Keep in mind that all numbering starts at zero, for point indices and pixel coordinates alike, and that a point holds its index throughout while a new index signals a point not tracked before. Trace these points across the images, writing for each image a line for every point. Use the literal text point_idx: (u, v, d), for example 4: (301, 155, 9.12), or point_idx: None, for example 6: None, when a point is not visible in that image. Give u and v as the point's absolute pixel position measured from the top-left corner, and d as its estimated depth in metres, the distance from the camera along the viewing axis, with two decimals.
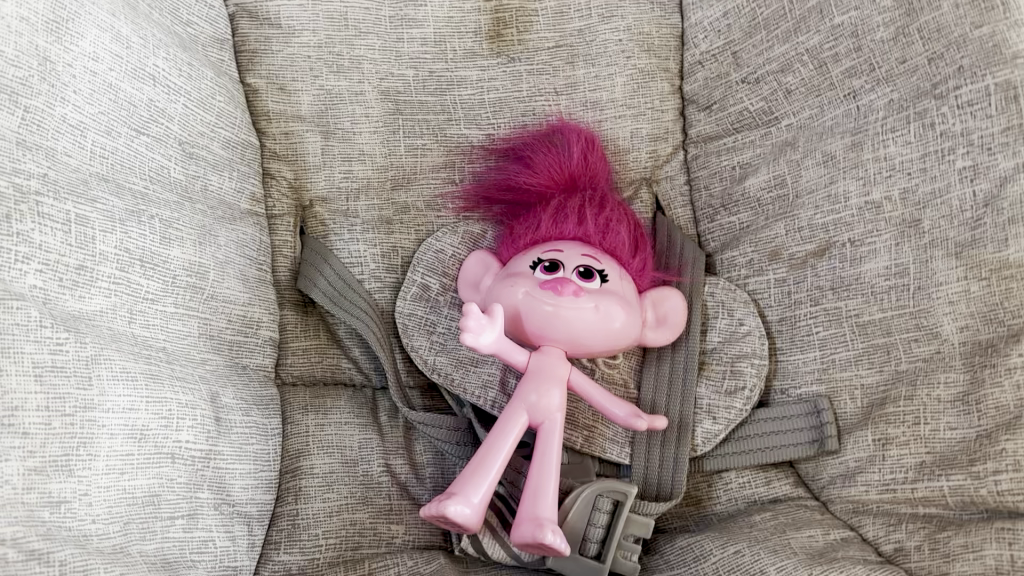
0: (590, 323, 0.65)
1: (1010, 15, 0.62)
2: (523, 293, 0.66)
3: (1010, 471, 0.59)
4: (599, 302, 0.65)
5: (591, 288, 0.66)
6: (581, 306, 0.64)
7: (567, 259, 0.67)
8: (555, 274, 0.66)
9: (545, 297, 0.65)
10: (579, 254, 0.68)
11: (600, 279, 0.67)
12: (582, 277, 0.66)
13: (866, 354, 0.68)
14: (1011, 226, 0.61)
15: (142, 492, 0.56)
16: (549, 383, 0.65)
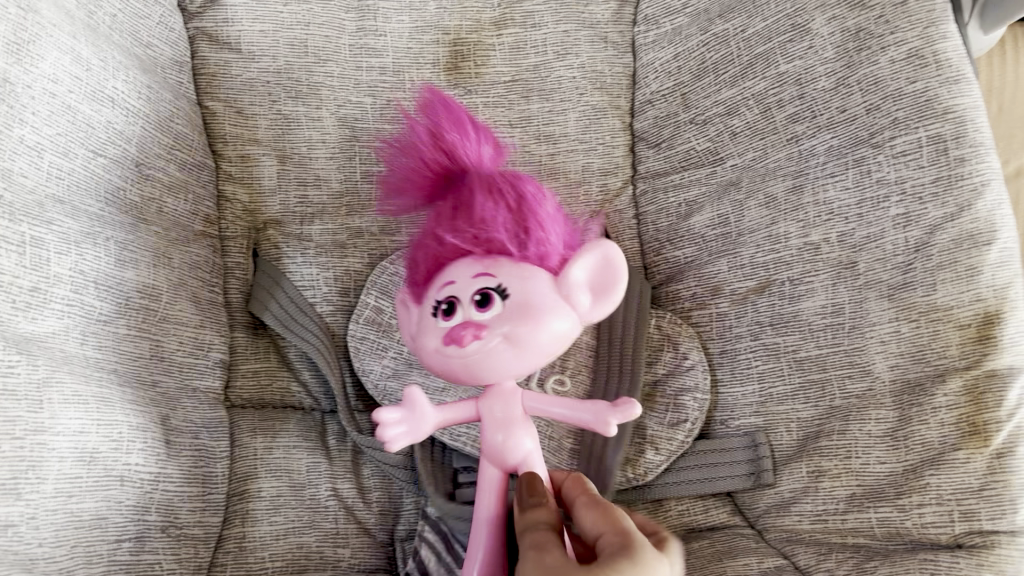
0: (514, 363, 0.54)
1: (941, 72, 0.66)
2: (430, 351, 0.54)
3: (933, 504, 0.62)
4: (512, 331, 0.53)
5: (495, 316, 0.53)
6: (494, 348, 0.53)
7: (460, 291, 0.54)
8: (453, 318, 0.54)
9: (450, 351, 0.53)
10: (472, 276, 0.54)
11: (502, 295, 0.53)
12: (482, 307, 0.53)
13: (803, 389, 0.71)
14: (939, 271, 0.65)
15: (89, 515, 0.55)
16: (508, 428, 0.56)
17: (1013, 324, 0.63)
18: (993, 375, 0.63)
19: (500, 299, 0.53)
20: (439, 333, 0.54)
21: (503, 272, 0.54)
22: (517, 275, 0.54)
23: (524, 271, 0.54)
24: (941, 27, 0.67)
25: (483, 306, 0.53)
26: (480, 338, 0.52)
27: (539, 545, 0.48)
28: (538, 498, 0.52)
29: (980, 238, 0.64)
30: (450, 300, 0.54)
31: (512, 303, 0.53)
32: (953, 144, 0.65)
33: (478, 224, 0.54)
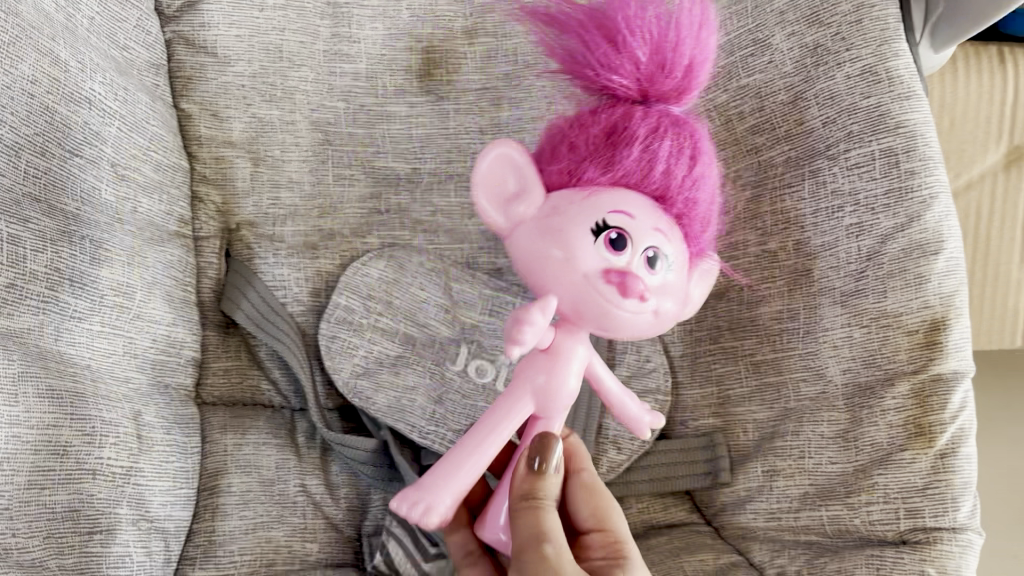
0: (642, 327, 0.52)
1: (894, 89, 0.69)
2: (576, 277, 0.51)
3: (880, 503, 0.65)
4: (660, 306, 0.52)
5: (655, 282, 0.51)
6: (636, 310, 0.51)
7: (639, 235, 0.51)
8: (621, 255, 0.51)
9: (603, 289, 0.50)
10: (653, 227, 0.51)
11: (668, 262, 0.52)
12: (648, 265, 0.51)
13: (759, 391, 0.74)
14: (889, 279, 0.67)
15: (62, 507, 0.57)
16: (559, 363, 0.53)
17: (957, 330, 0.66)
18: (939, 379, 0.66)
19: (664, 267, 0.52)
20: (602, 261, 0.51)
21: (674, 237, 0.53)
22: (678, 252, 0.53)
23: (683, 255, 0.53)
24: (893, 46, 0.70)
25: (628, 247, 0.51)
26: (639, 301, 0.51)
27: (550, 549, 0.50)
28: (545, 480, 0.53)
29: (928, 248, 0.67)
30: (624, 233, 0.51)
31: (667, 281, 0.52)
32: (903, 157, 0.68)
33: (671, 158, 0.52)
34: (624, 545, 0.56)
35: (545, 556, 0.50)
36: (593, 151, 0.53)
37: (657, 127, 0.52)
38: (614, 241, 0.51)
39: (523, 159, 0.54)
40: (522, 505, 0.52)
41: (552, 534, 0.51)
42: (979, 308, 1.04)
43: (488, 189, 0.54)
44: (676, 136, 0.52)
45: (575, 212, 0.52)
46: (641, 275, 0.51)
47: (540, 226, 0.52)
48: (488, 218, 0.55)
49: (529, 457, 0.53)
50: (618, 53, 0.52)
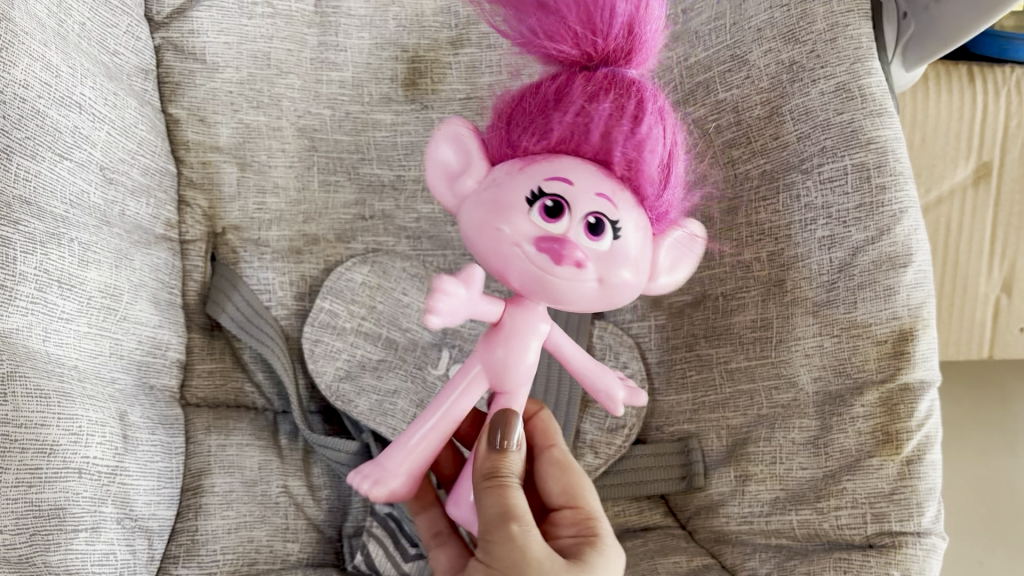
0: (588, 298, 0.51)
1: (866, 106, 0.71)
2: (513, 247, 0.50)
3: (848, 507, 0.67)
4: (607, 276, 0.51)
5: (599, 249, 0.50)
6: (580, 278, 0.50)
7: (578, 201, 0.50)
8: (557, 223, 0.50)
9: (541, 258, 0.50)
10: (594, 193, 0.50)
11: (615, 228, 0.51)
12: (586, 231, 0.50)
13: (733, 398, 0.76)
14: (859, 290, 0.69)
15: (48, 505, 0.57)
16: (515, 338, 0.54)
17: (924, 341, 0.68)
18: (907, 389, 0.68)
19: (612, 234, 0.51)
20: (540, 231, 0.50)
21: (622, 203, 0.51)
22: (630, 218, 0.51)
23: (637, 222, 0.52)
24: (866, 64, 0.72)
25: (565, 215, 0.50)
26: (578, 269, 0.50)
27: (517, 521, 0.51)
28: (508, 458, 0.54)
29: (898, 260, 0.69)
30: (561, 200, 0.50)
31: (613, 245, 0.51)
32: (875, 172, 0.70)
33: (613, 121, 0.50)
34: (594, 521, 0.57)
35: (512, 532, 0.51)
36: (530, 121, 0.52)
37: (592, 94, 0.50)
38: (550, 209, 0.50)
39: (471, 138, 0.54)
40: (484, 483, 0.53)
41: (521, 509, 0.52)
42: (948, 320, 1.07)
43: (437, 167, 0.54)
44: (608, 97, 0.50)
45: (513, 182, 0.51)
46: (582, 244, 0.50)
47: (483, 198, 0.52)
48: (440, 196, 0.55)
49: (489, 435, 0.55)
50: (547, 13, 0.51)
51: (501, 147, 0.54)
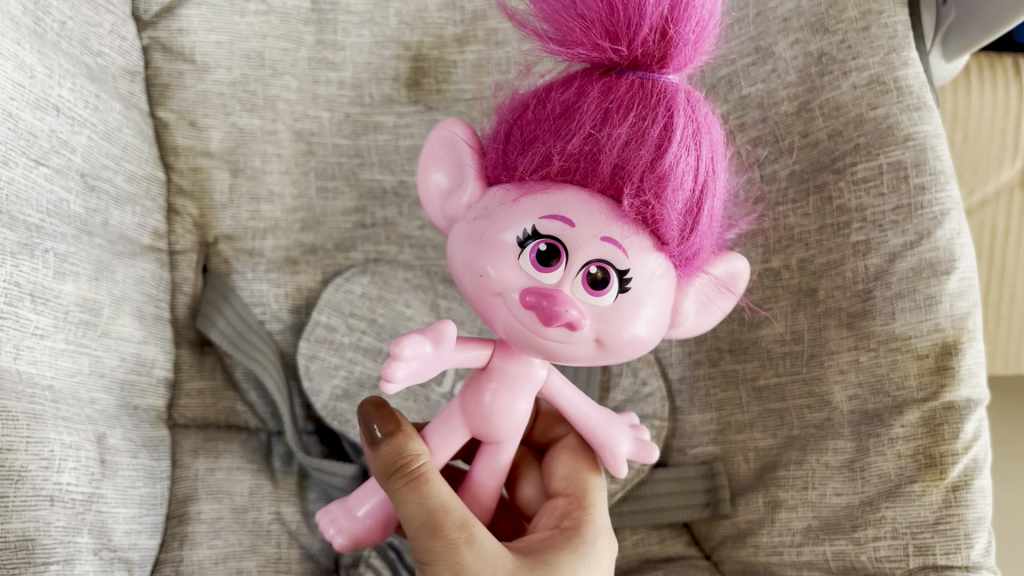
0: (588, 356, 0.45)
1: (903, 99, 0.65)
2: (498, 297, 0.44)
3: (889, 538, 0.61)
4: (604, 335, 0.44)
5: (601, 307, 0.44)
6: (572, 338, 0.44)
7: (577, 249, 0.43)
8: (550, 274, 0.43)
9: (528, 314, 0.44)
10: (600, 237, 0.43)
11: (622, 280, 0.44)
12: (541, 261, 0.43)
13: (761, 418, 0.71)
14: (898, 300, 0.63)
15: (14, 536, 0.52)
16: (509, 390, 0.49)
17: (971, 355, 0.62)
18: (951, 408, 0.62)
19: (618, 288, 0.44)
20: (524, 279, 0.43)
21: (634, 249, 0.44)
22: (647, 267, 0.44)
23: (653, 268, 0.44)
24: (902, 54, 0.66)
25: (562, 264, 0.43)
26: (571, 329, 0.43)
27: (455, 531, 0.47)
28: (406, 441, 0.49)
29: (939, 267, 0.63)
30: (558, 245, 0.43)
31: (627, 295, 0.44)
32: (913, 171, 0.64)
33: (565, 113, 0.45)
34: (584, 513, 0.54)
35: (458, 552, 0.47)
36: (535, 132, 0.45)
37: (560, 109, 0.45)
38: (581, 270, 0.43)
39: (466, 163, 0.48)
40: (390, 480, 0.48)
41: (448, 512, 0.47)
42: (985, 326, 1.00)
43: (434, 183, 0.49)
44: (627, 116, 0.43)
45: (505, 213, 0.45)
46: (579, 299, 0.43)
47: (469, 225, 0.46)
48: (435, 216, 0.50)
49: (368, 430, 0.51)
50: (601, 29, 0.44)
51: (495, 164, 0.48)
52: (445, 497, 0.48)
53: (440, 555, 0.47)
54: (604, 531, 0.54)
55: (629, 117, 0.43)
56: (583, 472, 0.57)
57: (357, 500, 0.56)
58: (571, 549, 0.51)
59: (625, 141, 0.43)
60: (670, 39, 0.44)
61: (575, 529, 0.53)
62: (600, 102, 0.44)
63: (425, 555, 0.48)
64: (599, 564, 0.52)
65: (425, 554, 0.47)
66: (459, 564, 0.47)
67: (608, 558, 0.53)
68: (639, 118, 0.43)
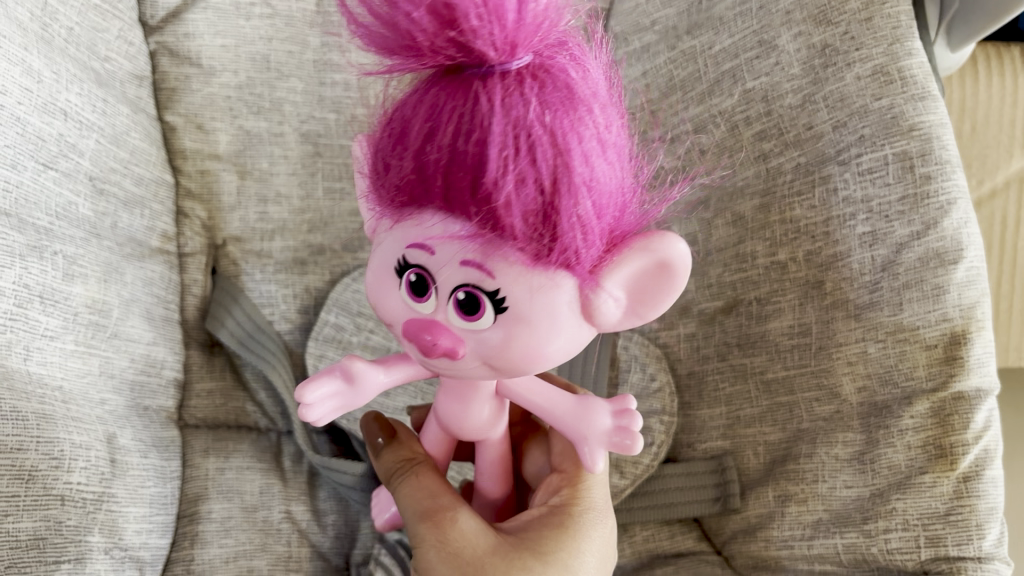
0: (491, 372, 0.42)
1: (907, 90, 0.65)
2: (394, 323, 0.42)
3: (900, 530, 0.60)
4: (490, 358, 0.41)
5: (485, 327, 0.40)
6: (460, 365, 0.41)
7: (438, 278, 0.39)
8: (426, 303, 0.40)
9: (413, 345, 0.42)
10: (456, 263, 0.38)
11: (495, 302, 0.39)
12: (414, 292, 0.40)
13: (770, 412, 0.70)
14: (905, 290, 0.63)
15: (27, 535, 0.52)
16: (471, 399, 0.49)
17: (979, 344, 0.62)
18: (960, 398, 0.61)
19: (493, 308, 0.39)
20: (406, 310, 0.41)
21: (499, 268, 0.38)
22: (518, 285, 0.38)
23: (531, 282, 0.38)
24: (906, 44, 0.66)
25: (432, 295, 0.40)
26: (452, 358, 0.41)
27: (443, 514, 0.48)
28: (403, 449, 0.53)
29: (947, 256, 0.62)
30: (424, 275, 0.40)
31: (506, 317, 0.39)
32: (919, 161, 0.64)
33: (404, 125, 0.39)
34: (572, 489, 0.52)
35: (444, 532, 0.47)
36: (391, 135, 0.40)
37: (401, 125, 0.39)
38: (454, 300, 0.39)
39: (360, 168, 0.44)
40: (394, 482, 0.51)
41: (437, 498, 0.49)
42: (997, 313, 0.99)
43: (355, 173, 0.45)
44: (448, 131, 0.36)
45: (386, 235, 0.41)
46: (455, 325, 0.40)
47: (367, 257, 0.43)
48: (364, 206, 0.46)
49: (376, 445, 0.54)
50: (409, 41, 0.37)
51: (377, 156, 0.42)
52: (440, 492, 0.50)
53: (428, 539, 0.47)
54: (597, 511, 0.52)
55: (450, 128, 0.36)
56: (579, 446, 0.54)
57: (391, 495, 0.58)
58: (559, 524, 0.50)
59: (449, 159, 0.37)
60: (463, 42, 0.36)
61: (563, 505, 0.51)
62: (427, 116, 0.37)
63: (417, 550, 0.48)
64: (592, 538, 0.50)
65: (416, 542, 0.48)
66: (445, 544, 0.47)
67: (602, 536, 0.51)
68: (458, 133, 0.36)
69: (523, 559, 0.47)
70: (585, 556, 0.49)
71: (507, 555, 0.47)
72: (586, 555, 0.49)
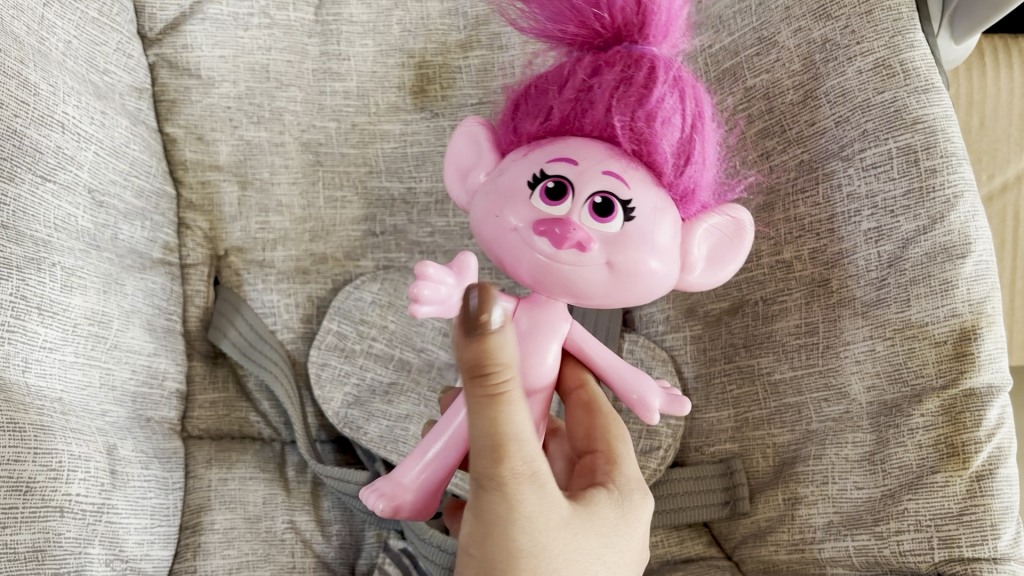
0: (601, 285, 0.49)
1: (909, 83, 0.64)
2: (513, 232, 0.49)
3: (912, 531, 0.59)
4: (615, 258, 0.48)
5: (609, 233, 0.48)
6: (584, 262, 0.48)
7: (582, 182, 0.48)
8: (560, 206, 0.48)
9: (540, 242, 0.48)
10: (600, 170, 0.48)
11: (626, 209, 0.48)
12: (549, 197, 0.48)
13: (778, 414, 0.69)
14: (913, 287, 0.62)
15: (24, 547, 0.52)
16: (538, 342, 0.51)
17: (990, 340, 0.61)
18: (972, 395, 0.60)
19: (623, 215, 0.48)
20: (534, 215, 0.48)
21: (634, 181, 0.49)
22: (644, 196, 0.49)
23: (652, 201, 0.49)
24: (907, 37, 0.65)
25: (568, 198, 0.48)
26: (581, 251, 0.47)
27: (524, 471, 0.40)
28: (490, 354, 0.37)
29: (954, 251, 0.61)
30: (564, 181, 0.48)
31: (630, 223, 0.48)
32: (923, 155, 0.62)
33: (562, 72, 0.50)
34: (614, 467, 0.50)
35: (518, 492, 0.40)
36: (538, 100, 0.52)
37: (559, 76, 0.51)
38: (591, 203, 0.48)
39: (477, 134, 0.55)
40: (472, 382, 0.38)
41: (522, 449, 0.39)
42: (1013, 318, 0.96)
43: (452, 163, 0.55)
44: (612, 68, 0.49)
45: (518, 165, 0.50)
46: (587, 226, 0.48)
47: (487, 191, 0.51)
48: (456, 195, 0.56)
49: (465, 316, 0.37)
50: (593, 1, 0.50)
51: (507, 134, 0.54)
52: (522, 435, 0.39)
53: (497, 491, 0.40)
54: (641, 495, 0.49)
55: (614, 69, 0.49)
56: (604, 419, 0.53)
57: (398, 468, 0.51)
58: (613, 501, 0.47)
59: (614, 87, 0.48)
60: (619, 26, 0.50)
61: (612, 481, 0.48)
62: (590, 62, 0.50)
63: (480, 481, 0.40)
64: (638, 523, 0.48)
65: (483, 478, 0.40)
66: (513, 508, 0.40)
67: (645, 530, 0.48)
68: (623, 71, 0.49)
69: (579, 537, 0.43)
70: (629, 544, 0.47)
71: (570, 528, 0.43)
72: (626, 548, 0.46)
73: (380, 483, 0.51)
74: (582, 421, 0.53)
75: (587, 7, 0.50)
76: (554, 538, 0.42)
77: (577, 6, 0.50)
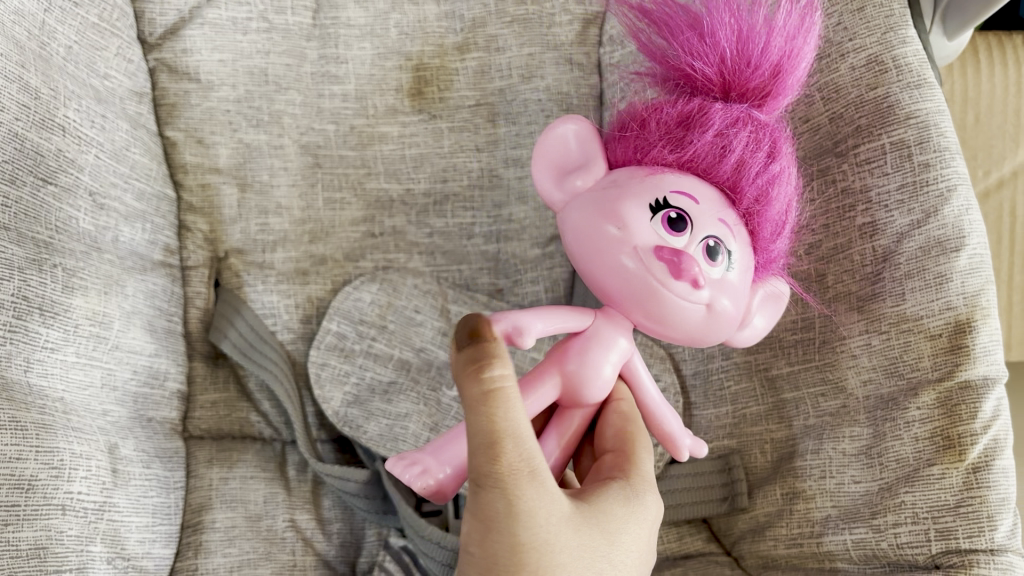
0: (695, 324, 0.49)
1: (902, 78, 0.64)
2: (626, 252, 0.48)
3: (909, 523, 0.59)
4: (716, 302, 0.49)
5: (715, 276, 0.49)
6: (690, 300, 0.48)
7: (700, 222, 0.49)
8: (677, 239, 0.48)
9: (655, 267, 0.48)
10: (716, 218, 0.50)
11: (729, 261, 0.50)
12: (671, 227, 0.48)
13: (775, 409, 0.70)
14: (907, 280, 0.62)
15: (27, 544, 0.52)
16: (596, 351, 0.51)
17: (985, 332, 0.61)
18: (968, 387, 0.60)
19: (726, 266, 0.50)
20: (654, 240, 0.48)
21: (738, 237, 0.51)
22: (741, 256, 0.51)
23: (747, 262, 0.51)
24: (899, 33, 0.66)
25: (686, 233, 0.49)
26: (690, 287, 0.48)
27: (521, 468, 0.40)
28: (487, 358, 0.38)
29: (948, 244, 0.61)
30: (685, 216, 0.49)
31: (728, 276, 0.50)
32: (916, 149, 0.63)
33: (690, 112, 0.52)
34: (630, 467, 0.50)
35: (519, 489, 0.40)
36: (663, 131, 0.52)
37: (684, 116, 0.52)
38: (704, 246, 0.49)
39: (580, 134, 0.54)
40: (467, 382, 0.38)
41: (519, 442, 0.39)
42: (1010, 312, 0.97)
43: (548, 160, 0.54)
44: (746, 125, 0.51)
45: (636, 185, 0.50)
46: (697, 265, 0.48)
47: (599, 202, 0.50)
48: (541, 188, 0.54)
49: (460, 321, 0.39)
50: (743, 59, 0.52)
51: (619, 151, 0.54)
52: (519, 429, 0.39)
53: (499, 491, 0.40)
54: (649, 497, 0.49)
55: (748, 130, 0.51)
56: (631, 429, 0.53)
57: (435, 446, 0.51)
58: (623, 500, 0.47)
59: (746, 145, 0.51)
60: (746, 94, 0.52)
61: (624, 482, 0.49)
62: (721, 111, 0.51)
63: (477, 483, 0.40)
64: (645, 520, 0.48)
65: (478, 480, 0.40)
66: (516, 504, 0.40)
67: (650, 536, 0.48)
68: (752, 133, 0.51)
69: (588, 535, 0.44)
70: (633, 543, 0.46)
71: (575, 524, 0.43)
72: (632, 545, 0.46)
73: (415, 459, 0.50)
74: (612, 424, 0.53)
75: (731, 59, 0.52)
76: (558, 534, 0.42)
77: (727, 58, 0.52)
